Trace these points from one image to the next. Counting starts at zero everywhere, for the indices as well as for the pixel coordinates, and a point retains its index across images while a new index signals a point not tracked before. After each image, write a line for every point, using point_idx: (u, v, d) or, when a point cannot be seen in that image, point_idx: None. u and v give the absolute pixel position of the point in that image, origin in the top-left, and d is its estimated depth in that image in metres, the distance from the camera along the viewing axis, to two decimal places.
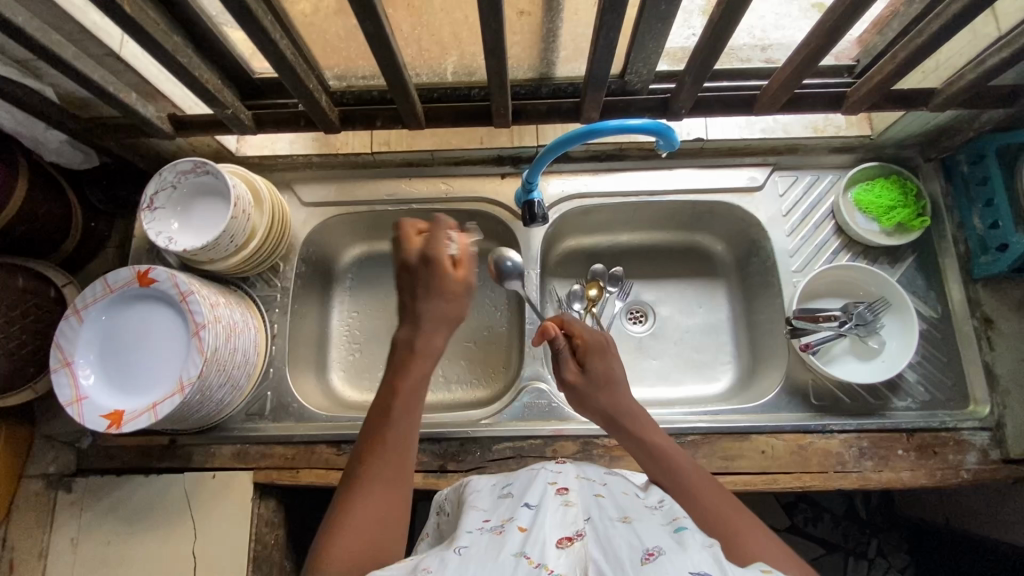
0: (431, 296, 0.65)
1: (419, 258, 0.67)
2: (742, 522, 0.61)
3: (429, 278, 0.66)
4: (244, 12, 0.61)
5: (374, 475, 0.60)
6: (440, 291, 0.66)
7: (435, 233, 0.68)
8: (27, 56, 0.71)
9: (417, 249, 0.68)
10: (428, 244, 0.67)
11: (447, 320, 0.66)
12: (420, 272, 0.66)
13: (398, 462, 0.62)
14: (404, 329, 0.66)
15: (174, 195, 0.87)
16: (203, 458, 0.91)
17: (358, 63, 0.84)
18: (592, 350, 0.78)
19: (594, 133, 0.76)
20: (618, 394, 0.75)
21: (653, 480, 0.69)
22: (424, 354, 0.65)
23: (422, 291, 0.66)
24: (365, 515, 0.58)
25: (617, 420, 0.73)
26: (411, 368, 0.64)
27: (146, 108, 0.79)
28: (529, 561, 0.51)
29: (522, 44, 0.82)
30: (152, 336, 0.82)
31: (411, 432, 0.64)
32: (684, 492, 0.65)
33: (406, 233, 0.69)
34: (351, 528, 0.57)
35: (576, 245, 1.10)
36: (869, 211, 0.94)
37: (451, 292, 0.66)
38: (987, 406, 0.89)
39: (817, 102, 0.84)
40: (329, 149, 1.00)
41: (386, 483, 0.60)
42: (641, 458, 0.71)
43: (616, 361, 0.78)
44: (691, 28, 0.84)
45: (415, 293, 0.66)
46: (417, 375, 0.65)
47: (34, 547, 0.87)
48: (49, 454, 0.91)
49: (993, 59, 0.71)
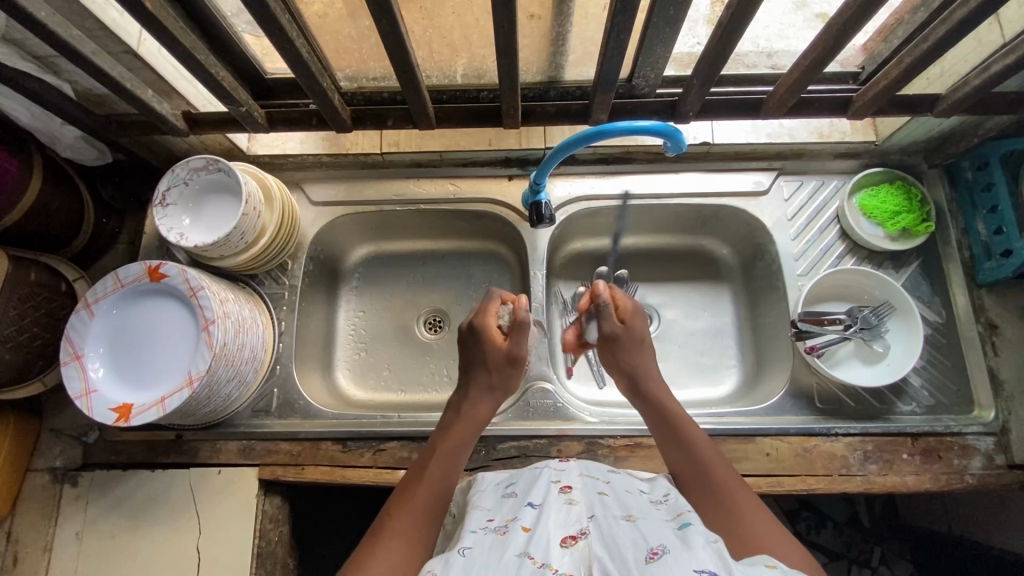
0: (480, 367, 0.77)
1: (468, 326, 0.81)
2: (747, 500, 0.64)
3: (476, 343, 0.78)
4: (262, 10, 0.62)
5: (404, 518, 0.63)
6: (483, 362, 0.77)
7: (485, 304, 0.82)
8: (46, 51, 0.73)
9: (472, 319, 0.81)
10: (479, 316, 0.80)
11: (490, 387, 0.76)
12: (471, 340, 0.80)
13: (426, 510, 0.65)
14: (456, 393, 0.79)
15: (186, 192, 0.88)
16: (209, 453, 0.91)
17: (369, 64, 0.85)
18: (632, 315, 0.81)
19: (602, 133, 0.76)
20: (648, 360, 0.78)
21: (670, 459, 0.71)
22: (467, 416, 0.74)
23: (472, 358, 0.78)
24: (390, 550, 0.60)
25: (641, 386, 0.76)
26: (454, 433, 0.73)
27: (162, 104, 0.80)
28: (532, 561, 0.51)
29: (533, 47, 0.83)
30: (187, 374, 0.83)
31: (439, 492, 0.67)
32: (699, 469, 0.68)
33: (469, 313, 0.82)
34: (380, 559, 0.59)
35: (582, 248, 1.10)
36: (874, 217, 0.95)
37: (495, 359, 0.77)
38: (992, 411, 0.89)
39: (823, 107, 0.85)
40: (339, 149, 1.01)
41: (408, 525, 0.63)
42: (658, 428, 0.73)
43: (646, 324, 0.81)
44: (696, 37, 0.85)
45: (467, 363, 0.79)
46: (454, 442, 0.72)
47: (39, 540, 0.87)
48: (57, 447, 0.92)
49: (997, 65, 0.72)
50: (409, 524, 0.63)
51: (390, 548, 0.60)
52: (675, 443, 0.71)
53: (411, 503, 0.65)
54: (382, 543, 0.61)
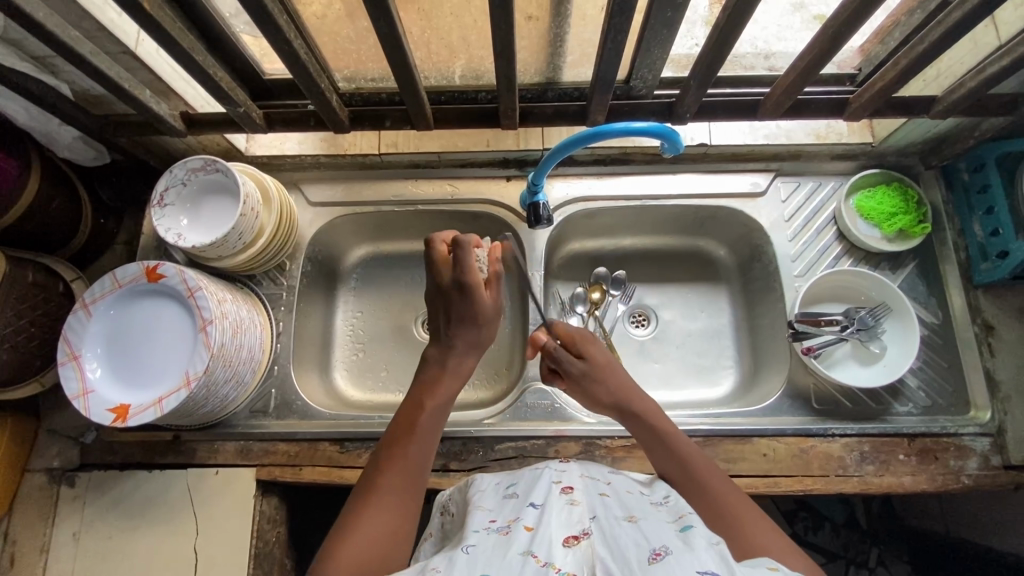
0: (471, 323, 0.73)
1: (453, 283, 0.73)
2: (746, 506, 0.64)
3: (462, 298, 0.73)
4: (260, 11, 0.63)
5: (393, 476, 0.64)
6: (476, 317, 0.73)
7: (461, 255, 0.73)
8: (45, 51, 0.73)
9: (448, 272, 0.74)
10: (461, 270, 0.73)
11: (477, 344, 0.74)
12: (459, 297, 0.73)
13: (416, 469, 0.65)
14: (433, 346, 0.74)
15: (184, 192, 0.88)
16: (206, 454, 0.91)
17: (368, 65, 0.85)
18: (579, 341, 0.81)
19: (599, 135, 0.77)
20: (619, 378, 0.78)
21: (662, 470, 0.71)
22: (453, 372, 0.72)
23: (460, 313, 0.73)
24: (381, 514, 0.60)
25: (626, 407, 0.76)
26: (441, 385, 0.71)
27: (159, 105, 0.80)
28: (536, 560, 0.51)
29: (530, 48, 0.83)
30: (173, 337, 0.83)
31: (428, 448, 0.67)
32: (693, 480, 0.68)
33: (433, 259, 0.76)
34: (370, 523, 0.59)
35: (580, 249, 1.11)
36: (870, 218, 0.95)
37: (487, 311, 0.74)
38: (988, 412, 0.89)
39: (820, 109, 0.85)
40: (337, 150, 1.01)
41: (398, 489, 0.63)
42: (648, 445, 0.73)
43: (603, 347, 0.82)
44: (694, 38, 0.86)
45: (454, 317, 0.73)
46: (442, 392, 0.70)
47: (36, 541, 0.87)
48: (53, 449, 0.91)
49: (993, 67, 0.72)
50: (398, 483, 0.63)
51: (382, 511, 0.61)
52: (665, 455, 0.71)
53: (399, 464, 0.65)
54: (373, 504, 0.61)
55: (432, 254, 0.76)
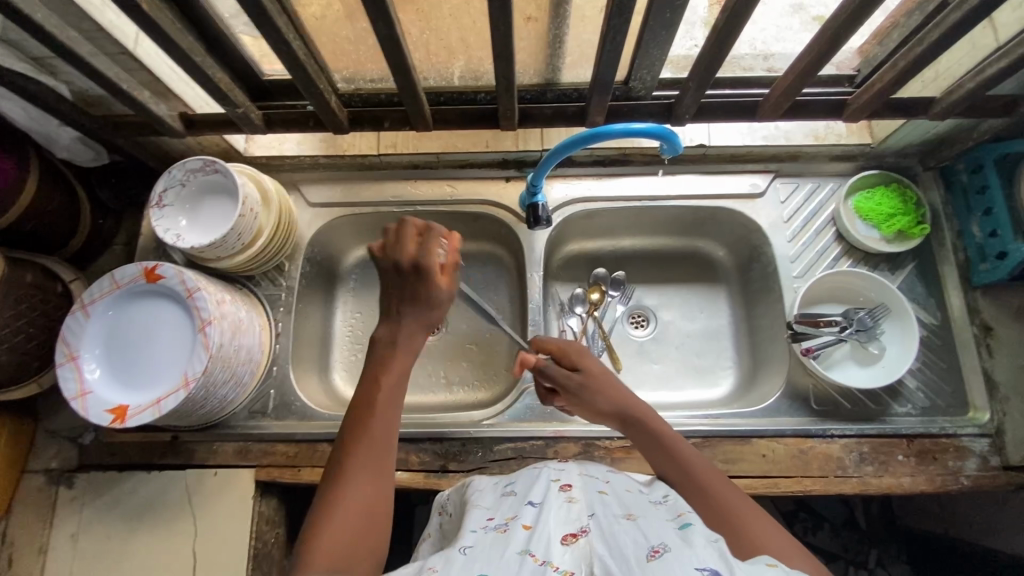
0: (421, 305, 0.71)
1: (406, 262, 0.71)
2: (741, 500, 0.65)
3: (414, 282, 0.71)
4: (258, 11, 0.62)
5: (359, 466, 0.62)
6: (428, 303, 0.71)
7: (426, 242, 0.72)
8: (43, 53, 0.73)
9: (405, 253, 0.72)
10: (419, 252, 0.72)
11: (426, 325, 0.72)
12: (409, 279, 0.71)
13: (380, 458, 0.64)
14: (383, 326, 0.72)
15: (182, 193, 0.88)
16: (204, 454, 0.91)
17: (367, 66, 0.85)
18: (571, 352, 0.81)
19: (598, 136, 0.77)
20: (616, 387, 0.77)
21: (663, 473, 0.71)
22: (406, 351, 0.70)
23: (409, 294, 0.71)
24: (351, 506, 0.59)
25: (625, 413, 0.75)
26: (391, 364, 0.69)
27: (158, 106, 0.80)
28: (534, 559, 0.52)
29: (529, 49, 0.83)
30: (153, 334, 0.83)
31: (388, 428, 0.66)
32: (692, 480, 0.68)
33: (397, 234, 0.73)
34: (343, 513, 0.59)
35: (579, 249, 1.11)
36: (869, 219, 0.95)
37: (441, 301, 0.72)
38: (987, 413, 0.89)
39: (818, 110, 0.86)
40: (336, 151, 1.01)
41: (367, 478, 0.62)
42: (648, 449, 0.73)
43: (596, 358, 0.81)
44: (694, 38, 0.86)
45: (403, 298, 0.71)
46: (399, 370, 0.69)
47: (33, 543, 0.87)
48: (52, 449, 0.92)
49: (991, 69, 0.72)
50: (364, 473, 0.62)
51: (351, 507, 0.59)
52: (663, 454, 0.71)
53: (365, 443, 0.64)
54: (346, 493, 0.60)
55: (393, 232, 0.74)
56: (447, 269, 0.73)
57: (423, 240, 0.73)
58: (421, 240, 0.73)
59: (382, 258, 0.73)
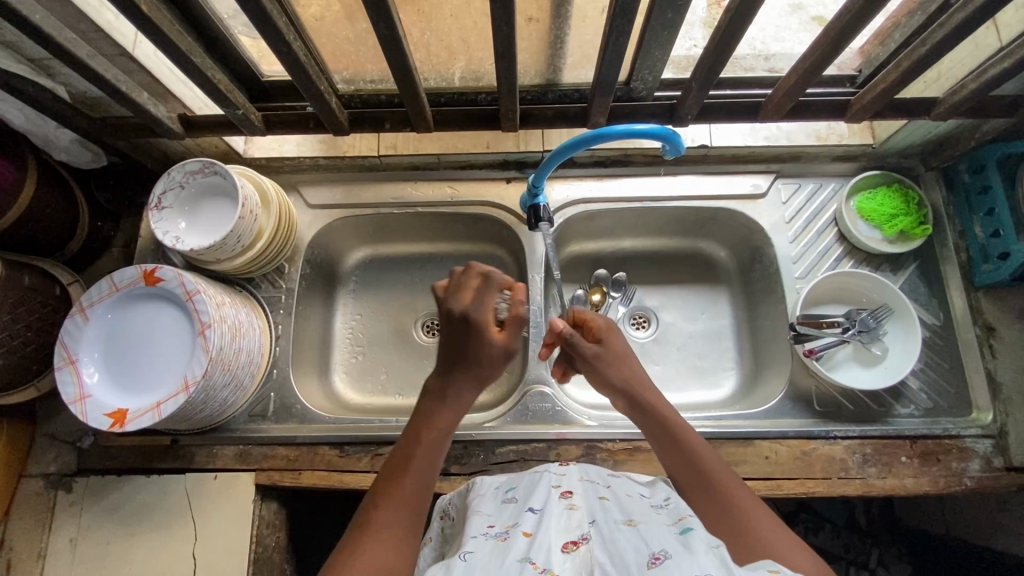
0: (471, 360, 0.66)
1: (460, 314, 0.66)
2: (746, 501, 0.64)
3: (467, 334, 0.66)
4: (258, 12, 0.62)
5: (389, 509, 0.61)
6: (477, 359, 0.66)
7: (484, 294, 0.67)
8: (40, 54, 0.72)
9: (462, 304, 0.67)
10: (473, 304, 0.66)
11: (479, 381, 0.67)
12: (461, 331, 0.66)
13: (414, 504, 0.62)
14: (433, 376, 0.68)
15: (182, 195, 0.88)
16: (204, 458, 0.90)
17: (367, 67, 0.85)
18: (604, 330, 0.80)
19: (602, 136, 0.76)
20: (637, 371, 0.77)
21: (667, 462, 0.70)
22: (455, 407, 0.67)
23: (457, 351, 0.66)
24: (376, 550, 0.58)
25: (642, 398, 0.74)
26: (437, 421, 0.66)
27: (157, 108, 0.79)
28: (534, 566, 0.51)
29: (531, 50, 0.82)
30: (172, 362, 0.81)
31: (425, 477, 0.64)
32: (700, 478, 0.67)
33: (463, 285, 0.68)
34: (370, 551, 0.57)
35: (581, 250, 1.10)
36: (871, 219, 0.95)
37: (495, 359, 0.66)
38: (990, 413, 0.89)
39: (820, 111, 0.85)
40: (336, 152, 1.01)
41: (394, 520, 0.60)
42: (657, 439, 0.72)
43: (624, 338, 0.81)
44: (693, 39, 0.85)
45: (452, 354, 0.66)
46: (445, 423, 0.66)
47: (32, 548, 0.86)
48: (51, 453, 0.91)
49: (994, 70, 0.72)
50: (393, 515, 0.61)
51: (376, 550, 0.58)
52: (671, 443, 0.70)
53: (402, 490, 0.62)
54: (370, 535, 0.59)
55: (453, 279, 0.69)
56: (506, 325, 0.68)
57: (483, 288, 0.68)
58: (480, 291, 0.67)
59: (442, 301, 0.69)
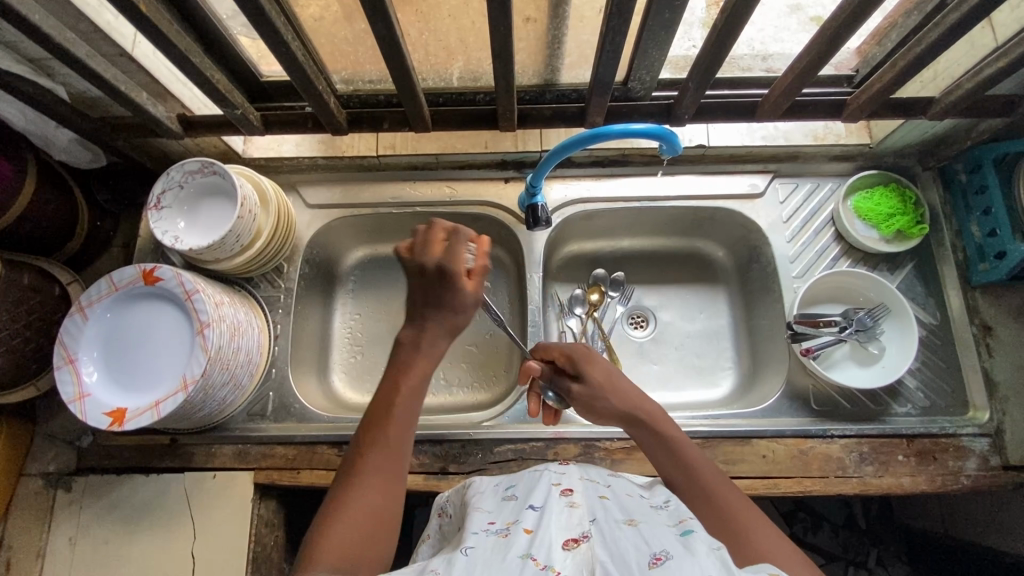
0: (444, 309, 0.66)
1: (433, 267, 0.66)
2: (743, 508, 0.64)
3: (441, 286, 0.66)
4: (257, 12, 0.62)
5: (372, 461, 0.62)
6: (451, 306, 0.66)
7: (453, 247, 0.67)
8: (40, 54, 0.73)
9: (434, 257, 0.67)
10: (445, 255, 0.67)
11: (451, 331, 0.67)
12: (434, 283, 0.66)
13: (395, 455, 0.63)
14: (405, 328, 0.68)
15: (181, 195, 0.88)
16: (203, 457, 0.90)
17: (365, 67, 0.85)
18: (577, 360, 0.79)
19: (598, 136, 0.77)
20: (623, 391, 0.76)
21: (665, 474, 0.71)
22: (430, 355, 0.66)
23: (432, 300, 0.66)
24: (362, 505, 0.59)
25: (632, 418, 0.74)
26: (412, 370, 0.65)
27: (157, 108, 0.80)
28: (535, 563, 0.52)
29: (529, 50, 0.83)
30: (163, 336, 0.82)
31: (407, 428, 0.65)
32: (697, 486, 0.67)
33: (426, 239, 0.68)
34: (357, 502, 0.59)
35: (579, 250, 1.11)
36: (868, 219, 0.95)
37: (465, 306, 0.67)
38: (987, 412, 0.89)
39: (817, 110, 0.86)
40: (335, 152, 1.02)
41: (379, 473, 0.61)
42: (655, 455, 0.72)
43: (604, 362, 0.79)
44: (692, 39, 0.86)
45: (429, 303, 0.66)
46: (417, 374, 0.65)
47: (31, 546, 0.86)
48: (50, 452, 0.91)
49: (990, 69, 0.72)
50: (380, 468, 0.61)
51: (363, 505, 0.59)
52: (667, 454, 0.71)
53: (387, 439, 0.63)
54: (356, 490, 0.60)
55: (421, 235, 0.69)
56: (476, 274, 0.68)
57: (449, 240, 0.68)
58: (449, 243, 0.68)
59: (411, 260, 0.68)
